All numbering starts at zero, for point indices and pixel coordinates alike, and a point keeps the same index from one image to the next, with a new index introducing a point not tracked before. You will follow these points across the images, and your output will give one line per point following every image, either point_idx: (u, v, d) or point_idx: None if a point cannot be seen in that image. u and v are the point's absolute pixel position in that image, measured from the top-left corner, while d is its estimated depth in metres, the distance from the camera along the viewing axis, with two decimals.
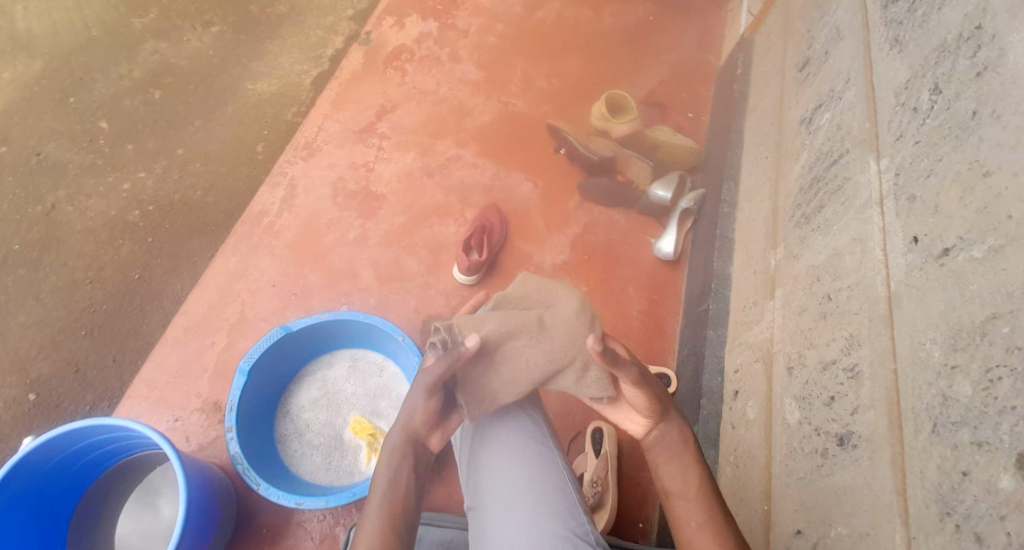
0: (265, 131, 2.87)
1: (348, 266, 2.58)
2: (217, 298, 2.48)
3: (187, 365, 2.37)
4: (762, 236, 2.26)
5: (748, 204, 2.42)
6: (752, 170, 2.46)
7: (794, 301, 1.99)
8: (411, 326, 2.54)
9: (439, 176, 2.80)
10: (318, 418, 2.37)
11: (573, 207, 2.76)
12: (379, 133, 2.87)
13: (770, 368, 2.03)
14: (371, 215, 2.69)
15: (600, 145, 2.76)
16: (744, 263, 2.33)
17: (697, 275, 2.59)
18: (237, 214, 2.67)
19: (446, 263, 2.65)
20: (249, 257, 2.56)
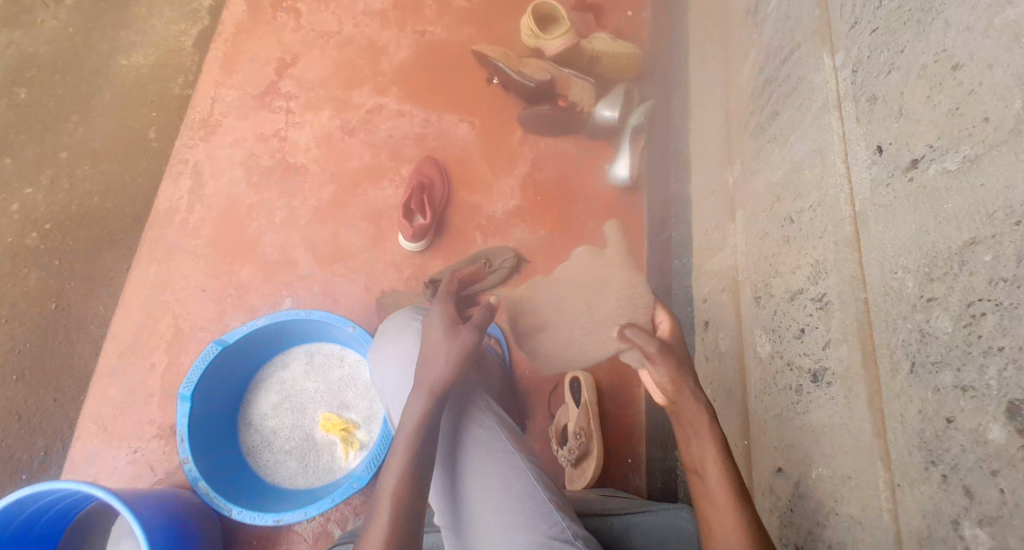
0: (154, 112, 2.64)
1: (283, 253, 2.45)
2: (145, 316, 2.36)
3: (132, 393, 2.30)
4: (721, 150, 2.07)
5: (704, 112, 2.22)
6: (704, 73, 2.24)
7: (756, 223, 1.82)
8: (364, 302, 2.42)
9: (360, 131, 2.60)
10: (284, 423, 2.24)
11: (517, 142, 2.57)
12: (283, 92, 2.65)
13: (737, 297, 1.89)
14: (297, 190, 2.53)
15: (533, 68, 2.47)
16: (705, 180, 2.15)
17: (658, 197, 2.44)
18: (145, 216, 2.49)
19: (390, 230, 2.50)
20: (168, 262, 2.42)
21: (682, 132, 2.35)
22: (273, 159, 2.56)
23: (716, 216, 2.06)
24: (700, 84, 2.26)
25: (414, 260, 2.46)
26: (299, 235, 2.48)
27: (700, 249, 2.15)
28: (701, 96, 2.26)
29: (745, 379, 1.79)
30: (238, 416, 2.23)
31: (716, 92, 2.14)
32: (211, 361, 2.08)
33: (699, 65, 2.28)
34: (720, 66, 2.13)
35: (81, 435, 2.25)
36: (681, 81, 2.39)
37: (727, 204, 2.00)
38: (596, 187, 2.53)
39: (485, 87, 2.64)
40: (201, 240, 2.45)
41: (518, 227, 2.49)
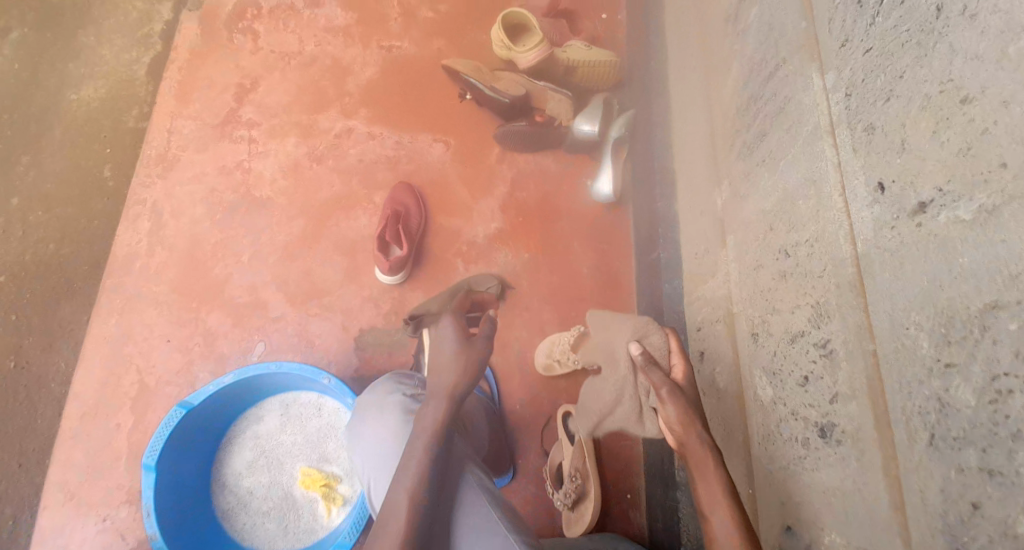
0: (108, 148, 2.49)
1: (252, 295, 2.30)
2: (110, 371, 2.25)
3: (97, 455, 2.18)
4: (705, 169, 1.94)
5: (682, 129, 2.08)
6: (683, 85, 2.10)
7: (748, 252, 1.70)
8: (342, 342, 2.27)
9: (328, 157, 2.44)
10: (262, 480, 2.16)
11: (495, 161, 2.43)
12: (244, 120, 2.49)
13: (733, 331, 1.76)
14: (263, 226, 2.37)
15: (507, 84, 2.33)
16: (688, 200, 2.04)
17: (644, 213, 2.30)
18: (104, 263, 2.35)
19: (366, 262, 2.35)
20: (129, 311, 2.29)
21: (664, 145, 2.18)
22: (236, 193, 2.41)
23: (704, 238, 1.93)
24: (677, 98, 2.12)
25: (393, 294, 2.32)
26: (267, 272, 2.33)
27: (691, 272, 2.00)
28: (679, 112, 2.13)
29: (747, 423, 1.66)
30: (213, 475, 2.15)
31: (697, 105, 2.00)
32: (176, 425, 1.98)
33: (677, 75, 2.14)
34: (703, 77, 1.98)
35: (49, 505, 2.13)
36: (662, 90, 2.22)
37: (716, 228, 1.86)
38: (581, 204, 2.41)
39: (455, 103, 2.49)
40: (164, 286, 2.31)
41: (500, 251, 2.35)
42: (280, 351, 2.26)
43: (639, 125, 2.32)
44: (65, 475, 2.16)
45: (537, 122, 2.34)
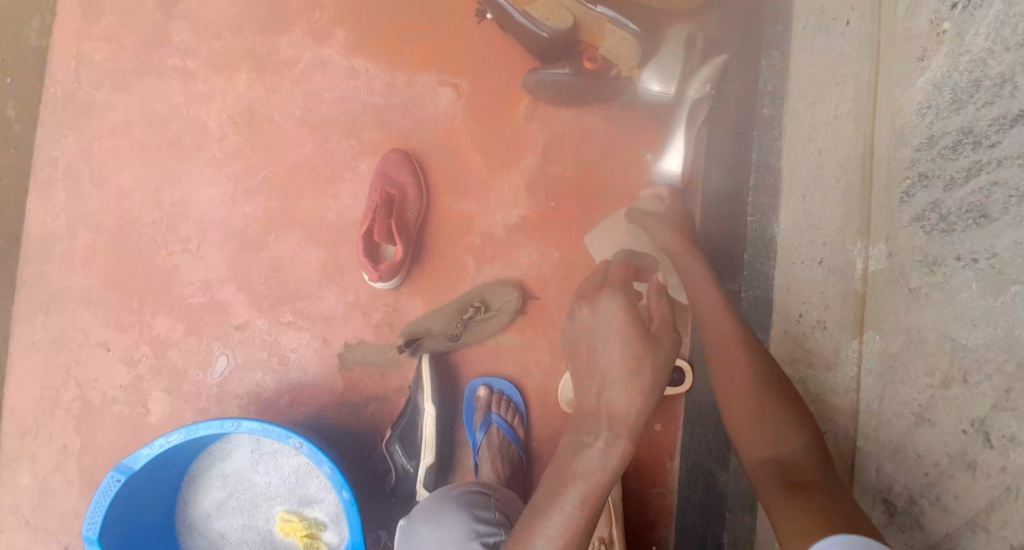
0: (7, 77, 1.69)
1: (208, 296, 1.68)
2: (43, 379, 1.64)
3: (47, 481, 1.61)
4: (836, 198, 1.24)
5: (804, 114, 1.36)
6: (812, 44, 1.37)
7: (897, 381, 1.10)
8: (321, 364, 1.67)
9: (293, 103, 1.74)
10: (234, 526, 1.58)
11: (524, 120, 1.76)
12: (176, 44, 1.74)
13: (847, 469, 1.16)
14: (213, 202, 1.70)
15: (550, 9, 1.63)
16: (797, 227, 1.34)
17: (722, 209, 1.61)
18: (27, 235, 1.66)
19: (350, 257, 1.71)
20: (57, 309, 1.65)
21: (766, 124, 1.47)
22: (172, 152, 1.71)
23: (821, 302, 1.25)
24: (807, 56, 1.38)
25: (386, 299, 1.71)
26: (224, 265, 1.69)
27: (789, 339, 1.32)
28: (800, 81, 1.39)
29: None
30: (167, 527, 1.56)
31: (841, 85, 1.26)
32: (116, 494, 1.40)
33: (813, 26, 1.37)
34: (847, 47, 1.25)
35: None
36: (770, 37, 1.50)
37: (852, 302, 1.18)
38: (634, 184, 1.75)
39: (463, 23, 1.77)
40: (92, 279, 1.66)
41: (527, 242, 1.74)
42: (246, 368, 1.66)
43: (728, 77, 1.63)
44: (10, 507, 1.61)
45: (586, 67, 1.66)
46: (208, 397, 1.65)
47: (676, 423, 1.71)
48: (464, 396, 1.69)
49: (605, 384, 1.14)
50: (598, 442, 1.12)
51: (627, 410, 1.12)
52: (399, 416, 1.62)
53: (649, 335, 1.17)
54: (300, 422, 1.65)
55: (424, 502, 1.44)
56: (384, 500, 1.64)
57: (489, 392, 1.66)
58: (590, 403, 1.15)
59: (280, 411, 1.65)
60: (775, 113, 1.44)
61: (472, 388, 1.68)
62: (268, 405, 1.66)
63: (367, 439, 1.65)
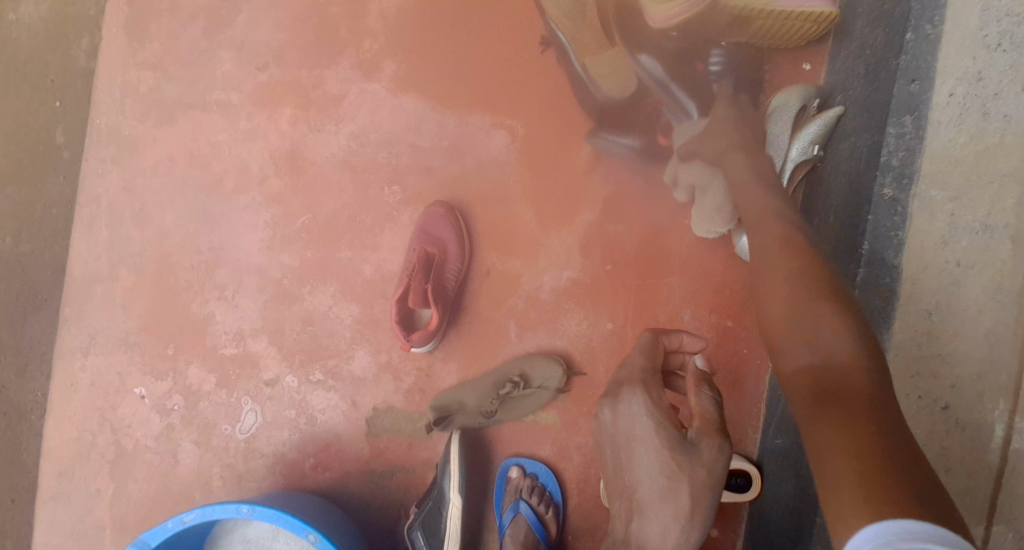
0: (60, 105, 1.67)
1: (241, 348, 1.62)
2: (82, 418, 1.63)
3: (80, 521, 1.61)
4: (976, 335, 1.13)
5: (940, 207, 1.19)
6: (958, 119, 1.19)
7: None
8: (350, 426, 1.59)
9: (336, 142, 1.64)
10: None
11: (583, 170, 1.59)
12: (220, 74, 1.66)
13: None
14: (250, 249, 1.63)
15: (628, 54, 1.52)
16: (916, 347, 1.18)
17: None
18: (72, 270, 1.65)
19: (385, 314, 1.61)
20: (96, 350, 1.64)
21: (887, 207, 1.26)
22: (213, 194, 1.65)
23: (941, 458, 1.14)
24: (947, 131, 1.20)
25: (419, 362, 1.59)
26: (257, 315, 1.62)
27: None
28: (937, 161, 1.20)
29: None
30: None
31: (998, 188, 1.13)
32: None
33: (965, 95, 1.19)
34: (1014, 139, 1.13)
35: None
36: (901, 97, 1.27)
37: (983, 478, 1.10)
38: (705, 255, 1.55)
39: (520, 58, 1.62)
40: (130, 322, 1.64)
41: (575, 309, 1.56)
42: (274, 426, 1.60)
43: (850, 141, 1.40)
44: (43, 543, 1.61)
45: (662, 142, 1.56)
46: (235, 453, 1.60)
47: (735, 528, 1.51)
48: (495, 477, 1.55)
49: (633, 506, 1.07)
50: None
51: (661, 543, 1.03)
52: (425, 497, 1.53)
53: (682, 443, 1.04)
54: (324, 488, 1.58)
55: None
56: None
57: (521, 475, 1.52)
58: (619, 529, 1.09)
59: (303, 475, 1.59)
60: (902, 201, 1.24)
61: (504, 468, 1.54)
62: (293, 465, 1.59)
63: (387, 516, 1.57)
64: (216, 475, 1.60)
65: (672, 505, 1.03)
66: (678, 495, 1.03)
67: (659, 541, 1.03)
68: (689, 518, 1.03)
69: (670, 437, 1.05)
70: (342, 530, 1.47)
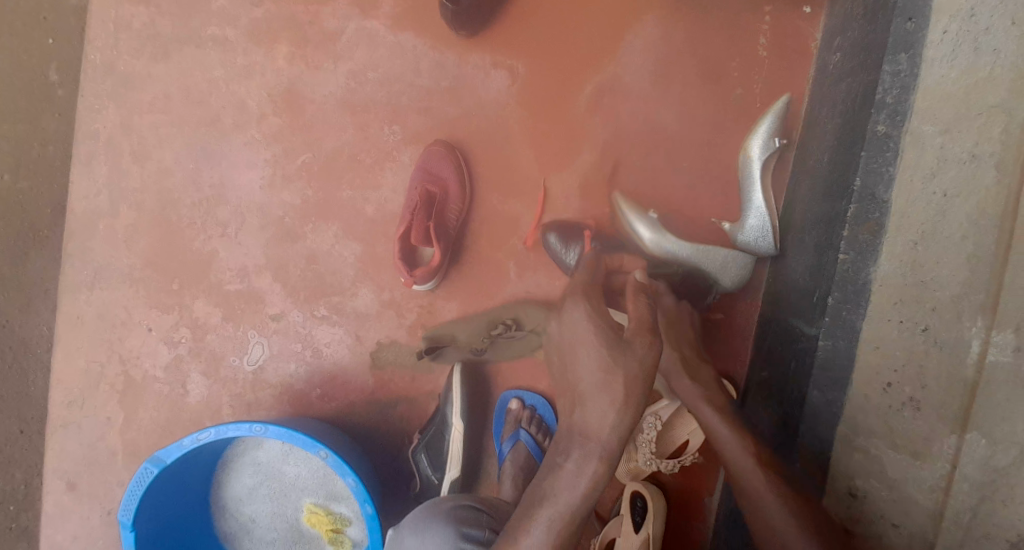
0: (49, 37, 1.63)
1: (245, 284, 1.65)
2: (91, 352, 1.67)
3: (92, 449, 1.67)
4: (957, 259, 1.19)
5: (930, 141, 1.23)
6: (952, 56, 1.22)
7: (997, 502, 1.14)
8: (355, 359, 1.65)
9: (335, 81, 1.63)
10: (264, 510, 1.66)
11: (583, 111, 1.62)
12: (215, 10, 1.63)
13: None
14: (251, 186, 1.64)
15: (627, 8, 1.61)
16: (901, 278, 1.23)
17: (814, 237, 1.42)
18: (71, 206, 1.65)
19: (387, 253, 1.64)
20: (101, 285, 1.66)
21: (879, 144, 1.28)
22: (211, 130, 1.64)
23: (917, 378, 1.20)
24: (941, 68, 1.23)
25: (421, 299, 1.65)
26: (260, 252, 1.65)
27: (868, 406, 1.24)
28: (930, 99, 1.23)
29: None
30: (204, 508, 1.65)
31: (986, 120, 1.19)
32: (149, 485, 1.46)
33: (958, 31, 1.22)
34: (1002, 71, 1.19)
35: (47, 493, 1.67)
36: (897, 35, 1.29)
37: (959, 390, 1.18)
38: (702, 197, 1.61)
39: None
40: (135, 258, 1.66)
41: None
42: (280, 358, 1.66)
43: (845, 81, 1.43)
44: (55, 470, 1.67)
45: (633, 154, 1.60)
46: (244, 384, 1.66)
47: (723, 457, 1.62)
48: (495, 407, 1.64)
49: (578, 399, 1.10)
50: (569, 463, 1.08)
51: (600, 427, 1.07)
52: (428, 423, 1.61)
53: (620, 341, 1.09)
54: (330, 417, 1.66)
55: (415, 511, 1.35)
56: (407, 499, 1.66)
57: (520, 406, 1.60)
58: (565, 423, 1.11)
59: (311, 404, 1.66)
60: (894, 138, 1.26)
61: (504, 400, 1.63)
62: (300, 395, 1.66)
63: (391, 442, 1.66)
64: (225, 405, 1.67)
65: (608, 393, 1.07)
66: (616, 386, 1.08)
67: (598, 426, 1.07)
68: (623, 405, 1.07)
69: (608, 335, 1.10)
70: (352, 453, 1.55)
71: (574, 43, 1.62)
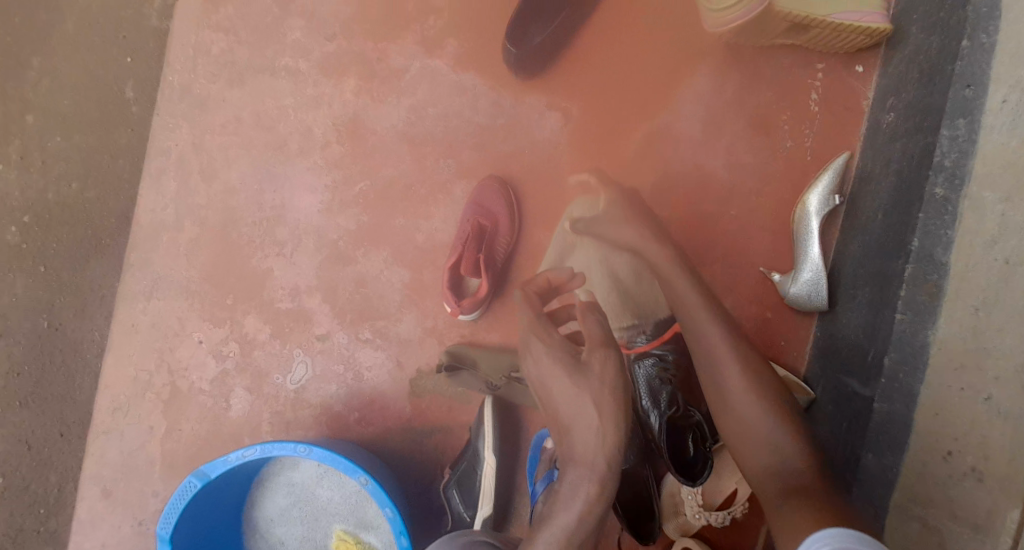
0: (128, 57, 1.73)
1: (295, 303, 1.70)
2: (142, 360, 1.72)
3: (131, 456, 1.71)
4: (1021, 328, 1.20)
5: (991, 208, 1.24)
6: (1011, 124, 1.25)
7: None
8: (395, 385, 1.68)
9: (396, 114, 1.70)
10: (294, 533, 1.68)
11: (636, 155, 1.66)
12: (290, 42, 1.72)
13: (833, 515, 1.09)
14: (310, 210, 1.70)
15: (682, 60, 1.67)
16: (962, 343, 1.23)
17: (866, 295, 1.43)
18: (136, 218, 1.73)
19: (434, 282, 1.68)
20: (158, 295, 1.72)
21: (937, 206, 1.29)
22: (276, 154, 1.71)
23: (980, 449, 1.20)
24: (1001, 135, 1.26)
25: (463, 330, 1.68)
26: (313, 273, 1.70)
27: (927, 474, 1.24)
28: (990, 165, 1.26)
29: None
30: (236, 526, 1.67)
31: None
32: (191, 497, 1.49)
33: (1018, 102, 1.25)
34: None
35: (81, 498, 1.70)
36: (956, 100, 1.32)
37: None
38: (752, 247, 1.64)
39: (579, 41, 1.68)
40: (193, 272, 1.72)
41: None
42: (322, 379, 1.69)
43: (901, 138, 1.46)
44: (92, 475, 1.70)
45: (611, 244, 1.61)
46: (286, 401, 1.69)
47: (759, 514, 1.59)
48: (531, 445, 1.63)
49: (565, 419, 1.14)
50: None
51: None
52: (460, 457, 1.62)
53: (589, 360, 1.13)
54: (366, 441, 1.67)
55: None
56: (435, 529, 1.66)
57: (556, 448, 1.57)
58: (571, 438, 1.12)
59: (348, 427, 1.68)
60: (956, 203, 1.27)
61: (540, 438, 1.62)
62: (338, 417, 1.68)
63: (425, 471, 1.67)
64: (265, 422, 1.69)
65: None
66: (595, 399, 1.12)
67: None
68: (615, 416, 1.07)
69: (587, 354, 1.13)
70: (386, 478, 1.57)
71: (630, 91, 1.67)
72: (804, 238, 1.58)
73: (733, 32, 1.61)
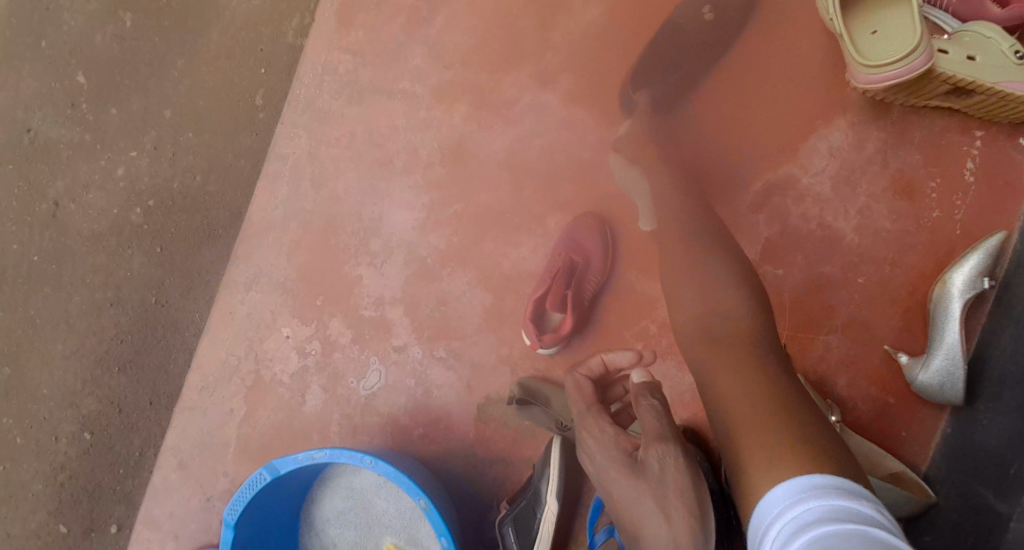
0: (263, 66, 1.88)
1: (379, 312, 1.74)
2: (231, 347, 1.82)
3: (209, 435, 1.80)
4: None
5: None
6: None
7: None
8: (461, 406, 1.68)
9: (500, 142, 1.73)
10: (346, 540, 1.69)
11: (749, 209, 1.59)
12: (410, 66, 1.80)
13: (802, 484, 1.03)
14: (406, 225, 1.75)
15: (808, 117, 1.59)
16: None
17: (1016, 400, 1.33)
18: (247, 214, 1.85)
19: (515, 310, 1.68)
20: (257, 287, 1.82)
21: None
22: (382, 168, 1.79)
23: None
24: None
25: (540, 363, 1.66)
26: (398, 287, 1.74)
27: None
28: None
29: None
30: (294, 522, 1.71)
31: None
32: (260, 490, 1.54)
33: None
34: None
35: (159, 468, 1.81)
36: None
37: None
38: (869, 320, 1.52)
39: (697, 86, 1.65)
40: (291, 270, 1.81)
41: None
42: (393, 390, 1.71)
43: None
44: (172, 448, 1.81)
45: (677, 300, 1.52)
46: (356, 406, 1.73)
47: None
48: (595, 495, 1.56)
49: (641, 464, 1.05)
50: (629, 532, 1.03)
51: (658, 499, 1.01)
52: (518, 495, 1.57)
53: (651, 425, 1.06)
54: (427, 459, 1.68)
55: None
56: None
57: None
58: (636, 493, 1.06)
59: (411, 441, 1.69)
60: None
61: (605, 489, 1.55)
62: (403, 431, 1.70)
63: (481, 500, 1.64)
64: (334, 424, 1.74)
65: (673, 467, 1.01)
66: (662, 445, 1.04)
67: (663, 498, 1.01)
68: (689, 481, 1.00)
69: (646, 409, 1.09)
70: (442, 501, 1.56)
71: (745, 142, 1.61)
72: (939, 322, 1.43)
73: (883, 92, 1.49)
